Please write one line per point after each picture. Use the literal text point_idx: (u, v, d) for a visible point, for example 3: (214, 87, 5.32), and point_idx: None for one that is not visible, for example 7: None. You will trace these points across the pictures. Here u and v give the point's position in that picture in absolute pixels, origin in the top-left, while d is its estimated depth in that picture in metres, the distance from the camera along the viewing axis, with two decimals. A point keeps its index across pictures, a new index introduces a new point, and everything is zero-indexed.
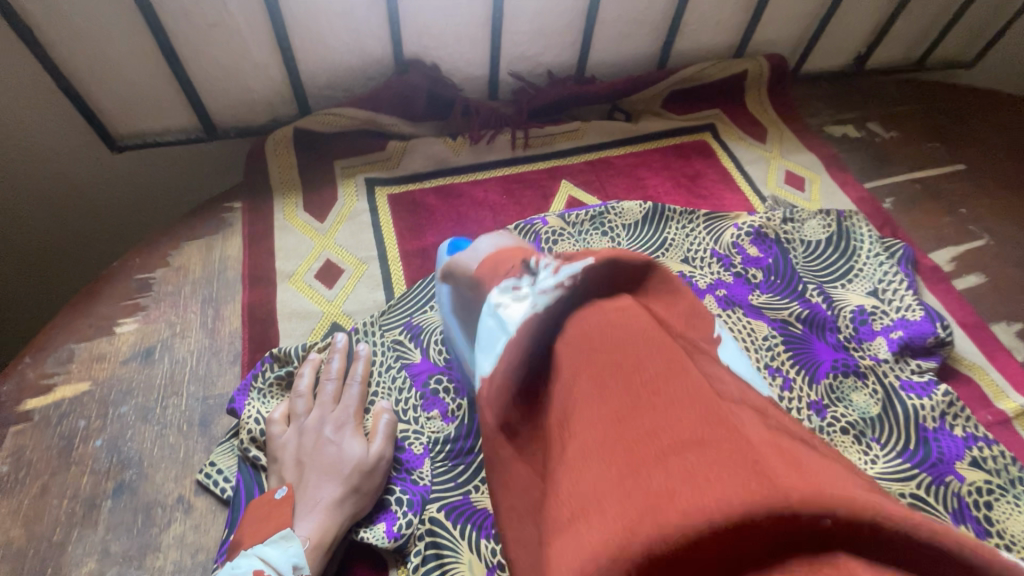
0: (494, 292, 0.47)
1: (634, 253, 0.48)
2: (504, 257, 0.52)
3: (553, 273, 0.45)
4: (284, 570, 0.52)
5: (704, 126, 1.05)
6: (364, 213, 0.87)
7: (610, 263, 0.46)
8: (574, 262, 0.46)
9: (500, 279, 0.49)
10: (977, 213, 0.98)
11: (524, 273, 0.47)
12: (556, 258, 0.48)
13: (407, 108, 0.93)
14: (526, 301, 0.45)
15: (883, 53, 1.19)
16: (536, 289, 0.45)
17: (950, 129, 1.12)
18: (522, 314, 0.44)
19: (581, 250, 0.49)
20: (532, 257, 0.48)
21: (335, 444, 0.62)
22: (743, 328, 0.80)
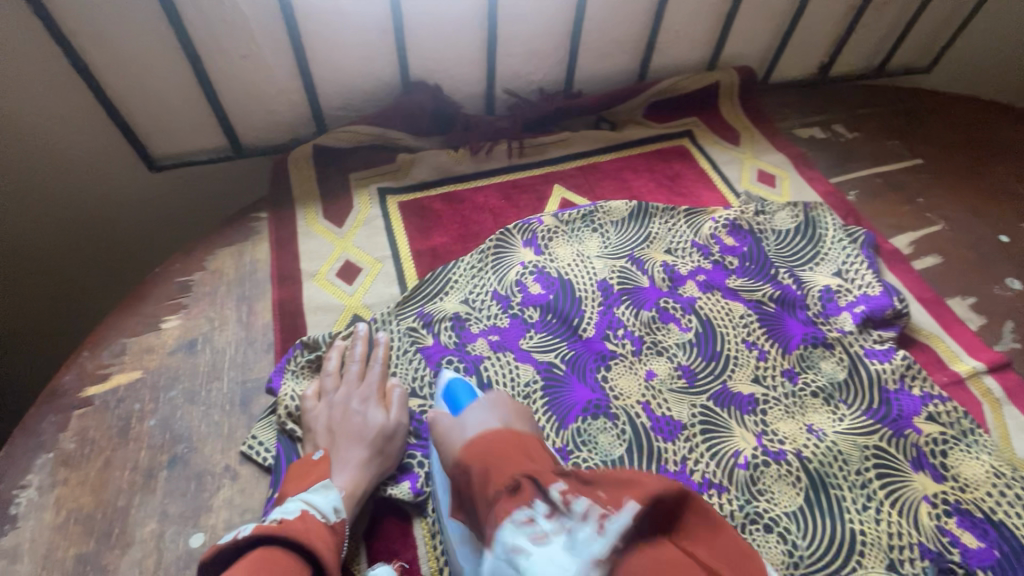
0: (506, 530, 0.46)
1: (668, 486, 0.47)
2: (506, 456, 0.53)
3: (597, 533, 0.45)
4: (327, 511, 0.60)
5: (682, 132, 1.16)
6: (377, 218, 0.97)
7: (642, 508, 0.46)
8: (621, 509, 0.46)
9: (509, 504, 0.48)
10: (934, 202, 1.07)
11: (538, 502, 0.48)
12: (589, 495, 0.49)
13: (414, 124, 1.03)
14: (556, 553, 0.44)
15: (846, 61, 1.30)
16: (576, 551, 0.44)
17: (909, 129, 1.23)
18: (558, 560, 0.43)
19: (613, 475, 0.51)
20: (551, 482, 0.49)
21: (361, 414, 0.71)
22: (721, 309, 0.89)
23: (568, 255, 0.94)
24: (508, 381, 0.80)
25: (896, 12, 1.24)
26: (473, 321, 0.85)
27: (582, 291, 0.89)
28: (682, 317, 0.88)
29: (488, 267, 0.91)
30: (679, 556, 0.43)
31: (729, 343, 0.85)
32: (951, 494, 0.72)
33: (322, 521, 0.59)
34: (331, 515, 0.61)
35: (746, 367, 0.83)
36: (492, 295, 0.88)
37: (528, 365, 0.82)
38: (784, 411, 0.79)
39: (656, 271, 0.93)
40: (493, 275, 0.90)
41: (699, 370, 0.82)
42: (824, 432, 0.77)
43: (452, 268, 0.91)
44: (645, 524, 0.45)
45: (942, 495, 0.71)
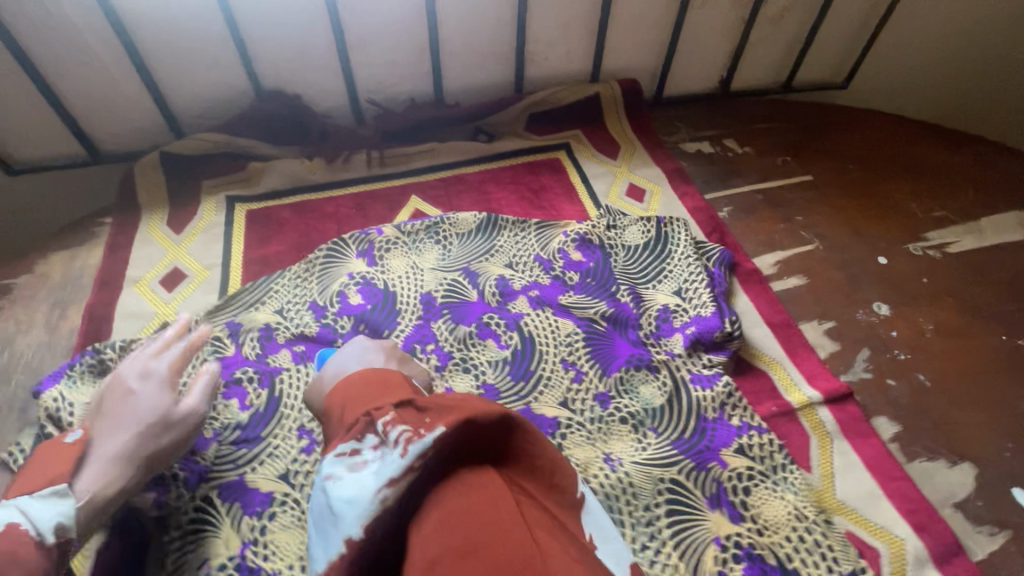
0: (331, 460, 0.46)
1: (494, 411, 0.44)
2: (363, 391, 0.53)
3: (400, 453, 0.42)
4: (43, 526, 0.50)
5: (559, 144, 1.14)
6: (219, 226, 0.96)
7: (456, 433, 0.42)
8: (428, 435, 0.42)
9: (342, 438, 0.48)
10: (813, 220, 1.01)
11: (367, 435, 0.47)
12: (414, 420, 0.45)
13: (270, 132, 1.03)
14: (364, 477, 0.43)
15: (748, 76, 1.26)
16: (378, 474, 0.43)
17: (807, 145, 1.17)
18: (363, 483, 0.43)
19: (440, 404, 0.46)
20: (381, 415, 0.47)
21: (133, 395, 0.63)
22: (548, 326, 0.84)
23: (402, 267, 0.91)
24: (300, 393, 0.76)
25: (795, 26, 1.19)
26: (282, 331, 0.83)
27: (403, 303, 0.87)
28: (503, 333, 0.83)
29: (313, 277, 0.89)
30: (502, 487, 0.41)
31: (546, 363, 0.81)
32: (745, 536, 0.64)
33: (29, 538, 0.48)
34: (49, 532, 0.50)
35: (556, 389, 0.78)
36: (309, 305, 0.86)
37: None
38: (586, 437, 0.73)
39: (488, 284, 0.89)
40: (316, 285, 0.88)
41: (503, 390, 0.78)
42: (622, 461, 0.70)
43: (275, 278, 0.88)
44: (462, 450, 0.43)
45: (735, 538, 0.64)
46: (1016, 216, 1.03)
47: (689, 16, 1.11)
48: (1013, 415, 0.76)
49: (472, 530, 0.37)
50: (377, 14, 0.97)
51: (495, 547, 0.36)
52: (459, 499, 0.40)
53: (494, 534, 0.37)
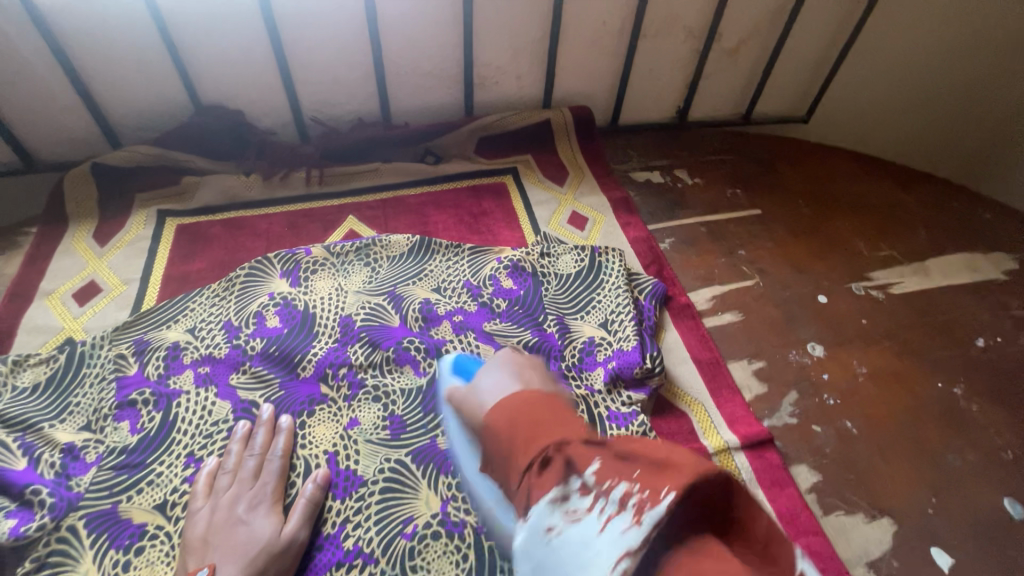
0: (539, 508, 0.46)
1: (713, 470, 0.42)
2: (537, 424, 0.52)
3: (634, 524, 0.41)
4: None
5: (506, 169, 1.12)
6: (145, 240, 0.94)
7: (687, 495, 0.41)
8: (659, 502, 0.41)
9: (541, 486, 0.47)
10: (756, 255, 0.99)
11: (571, 478, 0.47)
12: (625, 477, 0.45)
13: (210, 147, 1.02)
14: (588, 535, 0.43)
15: (705, 107, 1.25)
16: (614, 542, 0.41)
17: (759, 178, 1.15)
18: (588, 542, 0.42)
19: (655, 455, 0.47)
20: (586, 460, 0.47)
21: (245, 525, 0.62)
22: (469, 355, 0.81)
23: (326, 289, 0.89)
24: (196, 418, 0.73)
25: (751, 59, 1.18)
26: (190, 351, 0.80)
27: (321, 326, 0.84)
28: (422, 360, 0.80)
29: (233, 296, 0.87)
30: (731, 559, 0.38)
31: None
32: None
33: None
34: None
35: None
36: (223, 325, 0.83)
37: (227, 402, 0.75)
38: None
39: (412, 308, 0.86)
40: (235, 305, 0.86)
41: (410, 422, 0.75)
42: None
43: (192, 297, 0.87)
44: (696, 513, 0.41)
45: None
46: (964, 258, 1.00)
47: (641, 46, 1.10)
48: (939, 468, 0.73)
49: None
50: (318, 32, 0.95)
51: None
52: (687, 563, 0.38)
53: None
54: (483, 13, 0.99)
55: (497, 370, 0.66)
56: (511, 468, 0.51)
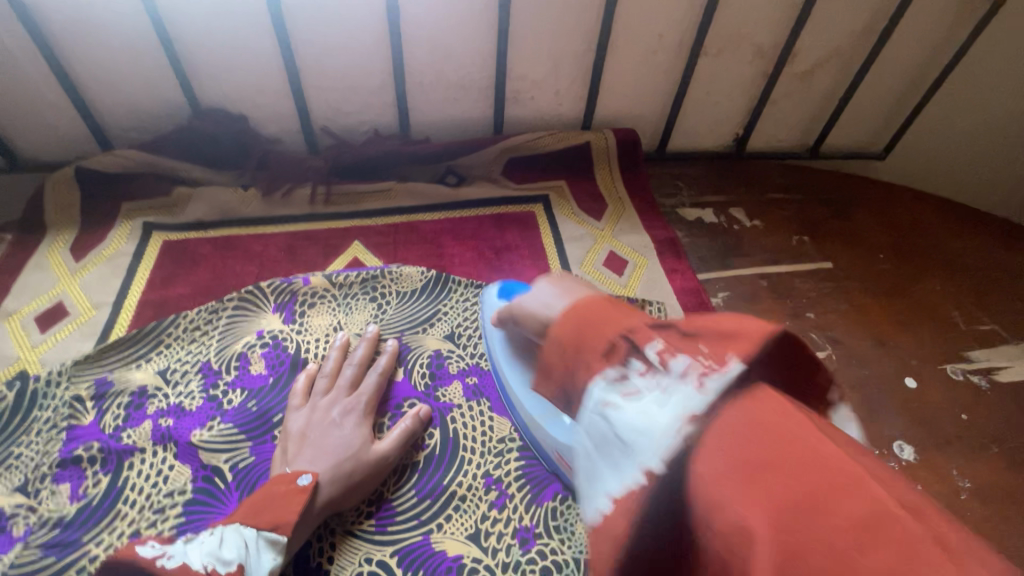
0: (595, 386, 0.42)
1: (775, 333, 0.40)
2: (596, 316, 0.44)
3: (698, 388, 0.37)
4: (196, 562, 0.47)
5: (537, 196, 0.99)
6: (125, 257, 0.84)
7: (761, 367, 0.38)
8: (723, 368, 0.38)
9: (602, 364, 0.42)
10: (827, 320, 0.84)
11: (632, 360, 0.41)
12: (688, 353, 0.40)
13: (207, 155, 0.92)
14: (650, 409, 0.38)
15: (768, 136, 1.09)
16: (672, 404, 0.37)
17: (830, 224, 0.99)
18: (649, 413, 0.37)
19: (719, 327, 0.42)
20: (646, 341, 0.41)
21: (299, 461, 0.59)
22: (480, 425, 0.68)
23: (323, 328, 0.77)
24: (149, 485, 0.62)
25: (828, 85, 1.02)
26: (157, 399, 0.69)
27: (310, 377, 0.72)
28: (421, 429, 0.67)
29: (215, 331, 0.75)
30: (793, 414, 0.35)
31: (465, 476, 0.64)
32: None
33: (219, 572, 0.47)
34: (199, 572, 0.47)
35: (468, 516, 0.61)
36: (200, 367, 0.72)
37: (187, 467, 0.63)
38: None
39: (419, 362, 0.74)
40: (216, 343, 0.74)
41: (403, 508, 0.62)
42: None
43: (168, 324, 0.75)
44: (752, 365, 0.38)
45: None
46: None
47: (701, 65, 0.95)
48: None
49: (765, 446, 0.32)
50: (334, 32, 0.84)
51: (815, 478, 0.30)
52: (750, 413, 0.35)
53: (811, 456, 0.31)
54: (523, 18, 0.86)
55: (538, 283, 0.58)
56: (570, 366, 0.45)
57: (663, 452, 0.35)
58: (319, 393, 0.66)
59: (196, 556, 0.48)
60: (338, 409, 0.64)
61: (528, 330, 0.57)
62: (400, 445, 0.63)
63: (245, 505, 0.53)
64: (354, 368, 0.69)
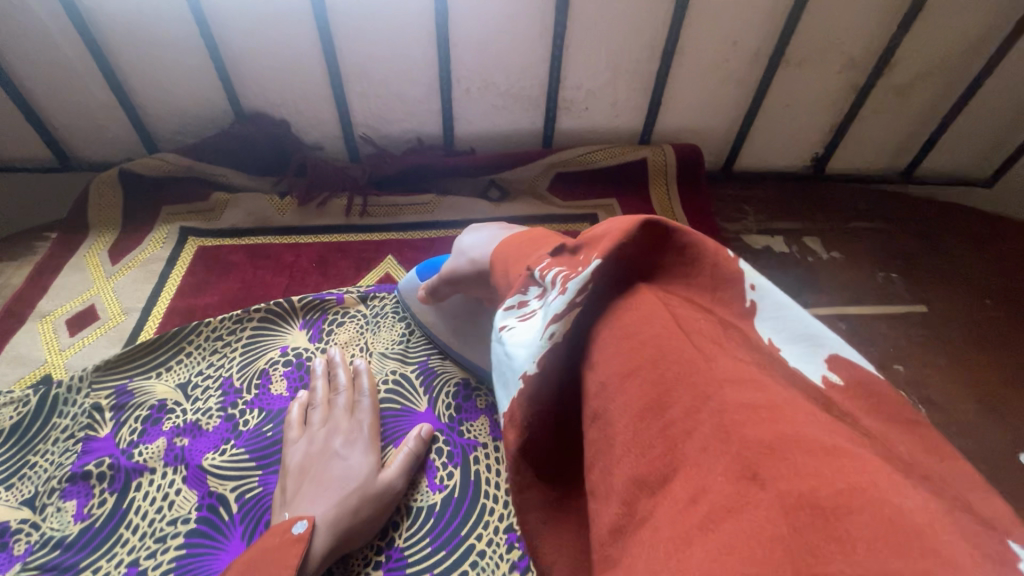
0: (499, 313, 0.42)
1: (630, 227, 0.36)
2: (518, 253, 0.46)
3: (558, 292, 0.36)
4: None
5: (585, 216, 0.91)
6: (159, 261, 0.83)
7: (619, 263, 0.35)
8: (583, 270, 0.35)
9: (508, 293, 0.43)
10: (920, 375, 0.72)
11: (531, 287, 0.41)
12: (565, 264, 0.39)
13: (247, 161, 0.90)
14: (532, 323, 0.38)
15: (851, 156, 0.97)
16: (544, 314, 0.37)
17: (924, 260, 0.86)
18: (532, 327, 0.37)
19: (593, 234, 0.39)
20: (538, 263, 0.42)
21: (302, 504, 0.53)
22: (506, 471, 0.61)
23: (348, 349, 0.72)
24: (153, 511, 0.58)
25: (928, 102, 0.89)
26: (174, 415, 0.65)
27: None
28: (441, 469, 0.61)
29: (239, 345, 0.71)
30: (664, 306, 0.34)
31: (486, 528, 0.57)
32: None
33: None
34: None
35: None
36: (220, 383, 0.68)
37: (193, 493, 0.59)
38: None
39: (444, 393, 0.67)
40: (238, 357, 0.70)
41: (415, 560, 0.55)
42: None
43: (193, 335, 0.72)
44: (627, 267, 0.36)
45: None
46: None
47: (778, 77, 0.85)
48: None
49: (631, 349, 0.32)
50: (379, 37, 0.79)
51: (677, 376, 0.29)
52: (630, 316, 0.34)
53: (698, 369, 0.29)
54: (580, 24, 0.78)
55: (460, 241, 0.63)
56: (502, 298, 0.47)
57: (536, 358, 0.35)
58: (316, 423, 0.61)
59: None
60: (335, 440, 0.59)
61: (464, 288, 0.61)
62: (401, 471, 0.58)
63: (236, 566, 0.47)
64: (347, 394, 0.64)
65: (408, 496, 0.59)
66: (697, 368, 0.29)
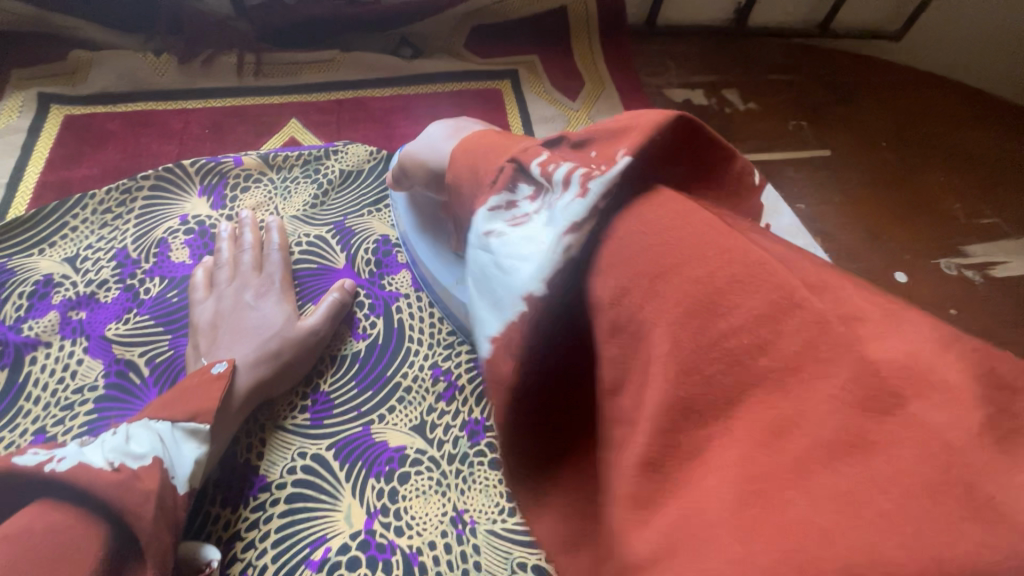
0: (479, 213, 0.34)
1: (670, 118, 0.31)
2: (489, 148, 0.37)
3: (577, 196, 0.30)
4: (101, 462, 0.39)
5: (505, 72, 0.84)
6: (19, 132, 0.72)
7: (648, 155, 0.31)
8: (609, 167, 0.30)
9: (486, 193, 0.34)
10: (819, 211, 0.76)
11: (521, 183, 0.34)
12: (578, 160, 0.32)
13: (107, 12, 0.76)
14: (534, 229, 0.31)
15: (772, 7, 0.95)
16: (551, 218, 0.30)
17: (834, 108, 0.89)
18: (535, 235, 0.30)
19: (604, 129, 0.34)
20: (533, 157, 0.34)
21: (220, 350, 0.53)
22: (430, 317, 0.62)
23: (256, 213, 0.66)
24: (54, 381, 0.55)
25: None
26: (65, 287, 0.60)
27: None
28: (363, 319, 0.61)
29: (131, 215, 0.65)
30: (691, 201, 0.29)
31: (412, 367, 0.59)
32: None
33: (131, 468, 0.40)
34: (107, 468, 0.39)
35: (412, 409, 0.56)
36: (114, 255, 0.62)
37: (98, 362, 0.56)
38: (433, 484, 0.52)
39: (363, 249, 0.65)
40: (132, 228, 0.64)
41: (341, 402, 0.56)
42: (475, 528, 0.50)
43: (74, 207, 0.64)
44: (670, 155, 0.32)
45: None
46: None
47: None
48: None
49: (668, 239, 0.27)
50: None
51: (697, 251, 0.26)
52: (651, 212, 0.28)
53: (747, 272, 0.24)
54: None
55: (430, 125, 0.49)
56: (468, 211, 0.37)
57: (545, 272, 0.29)
58: (224, 283, 0.58)
59: (96, 454, 0.40)
60: (248, 294, 0.57)
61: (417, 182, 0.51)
62: (328, 317, 0.58)
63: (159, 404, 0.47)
64: (253, 253, 0.60)
65: (331, 346, 0.59)
66: (729, 270, 0.24)
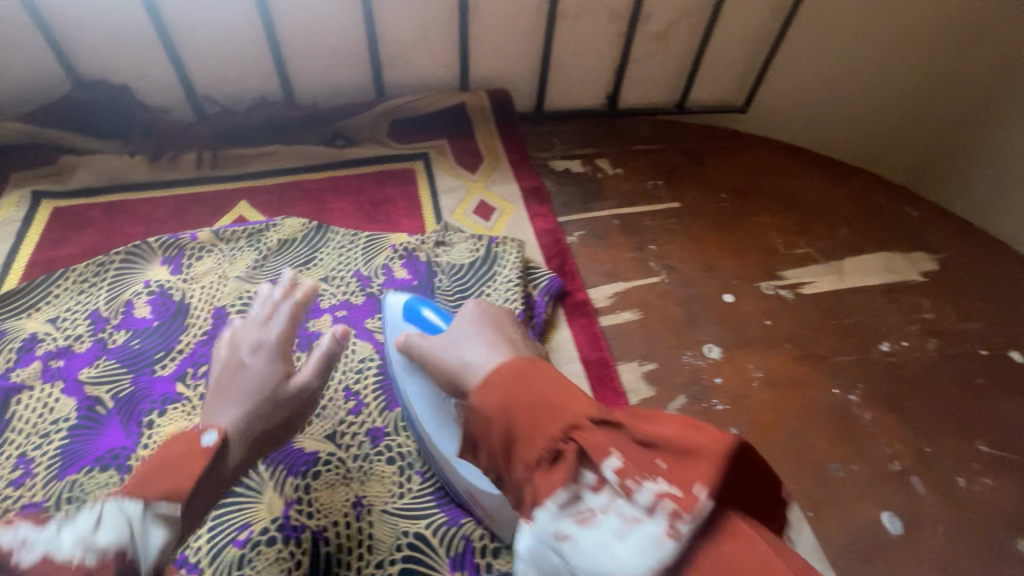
0: (546, 511, 0.39)
1: (723, 446, 0.37)
2: (526, 408, 0.42)
3: (665, 533, 0.35)
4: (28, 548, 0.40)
5: (417, 154, 1.04)
6: (14, 222, 0.89)
7: (720, 488, 0.36)
8: (694, 508, 0.35)
9: (550, 486, 0.39)
10: (667, 250, 0.95)
11: (584, 473, 0.39)
12: (646, 470, 0.38)
13: (93, 125, 0.96)
14: (605, 540, 0.36)
15: (636, 93, 1.20)
16: (636, 546, 0.35)
17: (686, 169, 1.10)
18: (605, 543, 0.36)
19: (665, 437, 0.39)
20: (602, 457, 0.38)
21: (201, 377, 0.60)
22: (344, 348, 0.79)
23: (208, 276, 0.82)
24: (35, 416, 0.69)
25: (682, 44, 1.13)
26: (48, 342, 0.75)
27: (194, 318, 0.78)
28: (291, 353, 0.77)
29: (105, 283, 0.81)
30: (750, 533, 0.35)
31: (328, 390, 0.74)
32: None
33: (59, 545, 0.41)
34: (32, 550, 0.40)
35: (328, 421, 0.72)
36: (89, 314, 0.78)
37: (71, 399, 0.70)
38: (340, 477, 0.68)
39: None
40: (105, 293, 0.80)
41: None
42: (371, 509, 0.66)
43: (59, 278, 0.80)
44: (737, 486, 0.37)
45: None
46: (881, 258, 0.97)
47: (560, 28, 1.05)
48: (823, 481, 0.70)
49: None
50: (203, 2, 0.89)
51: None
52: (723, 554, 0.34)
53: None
54: None
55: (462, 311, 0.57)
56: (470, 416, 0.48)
57: None
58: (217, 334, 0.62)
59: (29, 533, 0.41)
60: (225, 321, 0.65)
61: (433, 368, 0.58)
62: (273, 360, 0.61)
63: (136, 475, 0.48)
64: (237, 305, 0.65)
65: None
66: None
